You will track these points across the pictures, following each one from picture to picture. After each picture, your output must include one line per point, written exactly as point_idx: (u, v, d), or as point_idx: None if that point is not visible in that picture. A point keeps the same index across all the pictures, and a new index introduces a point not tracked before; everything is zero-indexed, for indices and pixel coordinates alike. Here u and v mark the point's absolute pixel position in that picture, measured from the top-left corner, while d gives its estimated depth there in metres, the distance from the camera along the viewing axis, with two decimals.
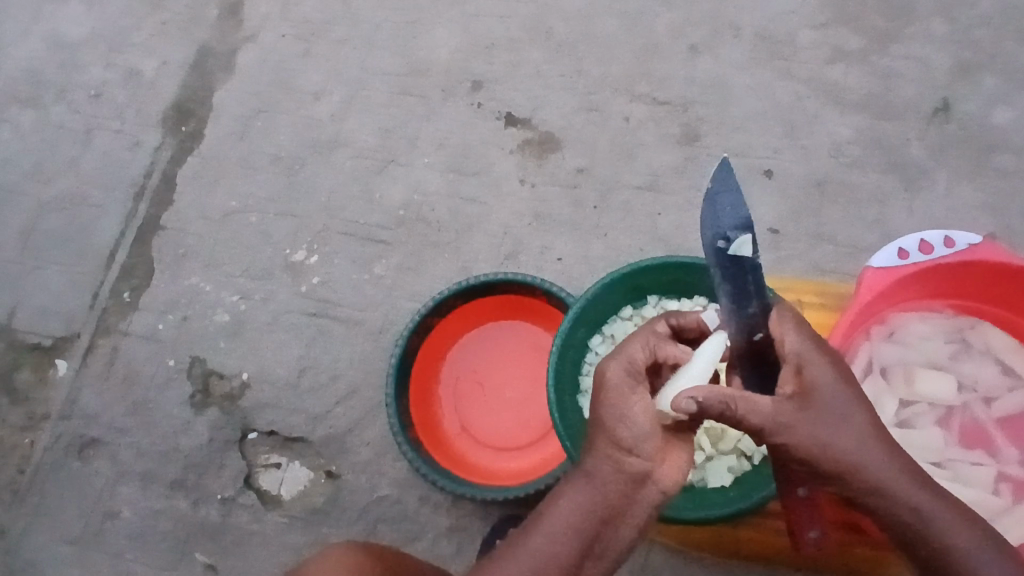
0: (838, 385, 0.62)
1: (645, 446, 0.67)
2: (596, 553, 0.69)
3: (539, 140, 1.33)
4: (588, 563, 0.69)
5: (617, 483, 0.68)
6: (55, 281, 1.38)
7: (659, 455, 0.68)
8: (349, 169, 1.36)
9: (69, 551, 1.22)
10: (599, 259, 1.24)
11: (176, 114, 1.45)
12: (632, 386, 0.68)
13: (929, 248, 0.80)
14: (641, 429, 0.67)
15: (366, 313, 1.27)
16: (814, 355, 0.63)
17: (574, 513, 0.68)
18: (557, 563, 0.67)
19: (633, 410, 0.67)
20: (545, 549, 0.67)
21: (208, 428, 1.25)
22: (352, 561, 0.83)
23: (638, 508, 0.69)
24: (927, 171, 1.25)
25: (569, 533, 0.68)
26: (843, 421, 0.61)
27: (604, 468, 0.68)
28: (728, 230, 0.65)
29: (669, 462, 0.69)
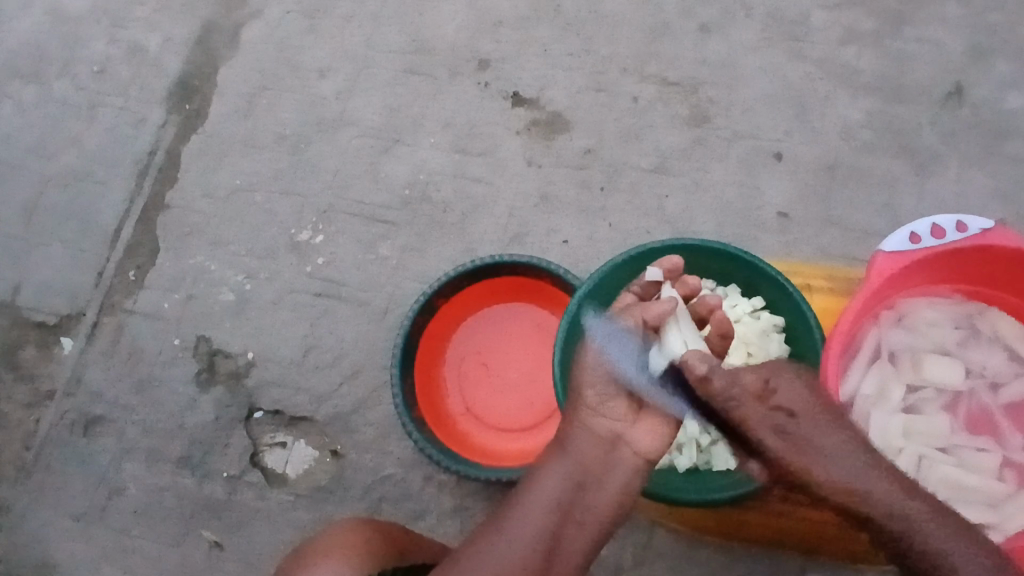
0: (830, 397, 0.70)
1: (614, 406, 0.78)
2: (579, 516, 0.74)
3: (546, 121, 1.32)
4: (571, 526, 0.74)
5: (592, 443, 0.77)
6: (58, 259, 1.38)
7: (629, 418, 0.78)
8: (354, 148, 1.35)
9: (75, 526, 1.23)
10: (605, 242, 1.24)
11: (180, 91, 1.44)
12: (602, 357, 0.79)
13: (941, 232, 0.79)
14: (612, 392, 0.78)
15: (371, 294, 1.27)
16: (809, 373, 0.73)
17: (554, 481, 0.75)
18: (534, 529, 0.72)
19: (606, 377, 0.78)
20: (528, 517, 0.73)
21: (213, 406, 1.25)
22: (356, 534, 0.86)
23: (616, 468, 0.76)
24: (939, 155, 1.23)
25: (551, 497, 0.74)
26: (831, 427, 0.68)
27: (580, 431, 0.77)
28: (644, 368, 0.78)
29: (642, 426, 0.78)
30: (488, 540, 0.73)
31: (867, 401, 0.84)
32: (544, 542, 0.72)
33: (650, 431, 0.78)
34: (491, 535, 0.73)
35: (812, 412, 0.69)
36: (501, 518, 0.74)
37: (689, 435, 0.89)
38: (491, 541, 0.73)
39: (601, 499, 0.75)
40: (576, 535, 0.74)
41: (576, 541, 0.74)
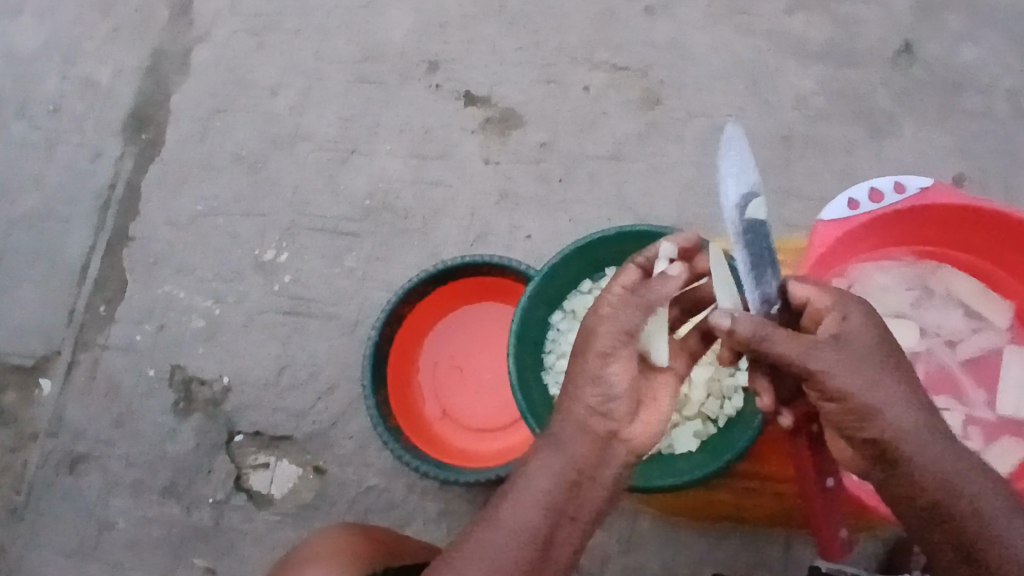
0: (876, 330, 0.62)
1: (617, 407, 0.68)
2: (573, 516, 0.66)
3: (500, 118, 1.31)
4: (565, 529, 0.65)
5: (588, 441, 0.67)
6: (30, 301, 1.38)
7: (628, 414, 0.68)
8: (312, 163, 1.35)
9: (67, 565, 1.23)
10: (567, 234, 1.23)
11: (135, 121, 1.43)
12: (607, 350, 0.67)
13: (880, 195, 0.79)
14: (615, 390, 0.67)
15: (340, 307, 1.27)
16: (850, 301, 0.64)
17: (545, 481, 0.65)
18: (530, 532, 0.63)
19: (611, 373, 0.67)
20: (519, 525, 0.63)
21: (193, 433, 1.25)
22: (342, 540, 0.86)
23: (609, 466, 0.68)
24: (893, 116, 1.22)
25: (546, 502, 0.64)
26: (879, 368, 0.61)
27: (576, 429, 0.67)
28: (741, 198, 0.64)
29: (640, 421, 0.69)
30: (475, 553, 0.62)
31: None
32: (537, 552, 0.63)
33: (646, 427, 0.70)
34: (479, 542, 0.63)
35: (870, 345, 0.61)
36: (487, 523, 0.64)
37: None
38: (478, 552, 0.62)
39: (596, 495, 0.67)
40: (570, 537, 0.65)
41: (568, 544, 0.65)
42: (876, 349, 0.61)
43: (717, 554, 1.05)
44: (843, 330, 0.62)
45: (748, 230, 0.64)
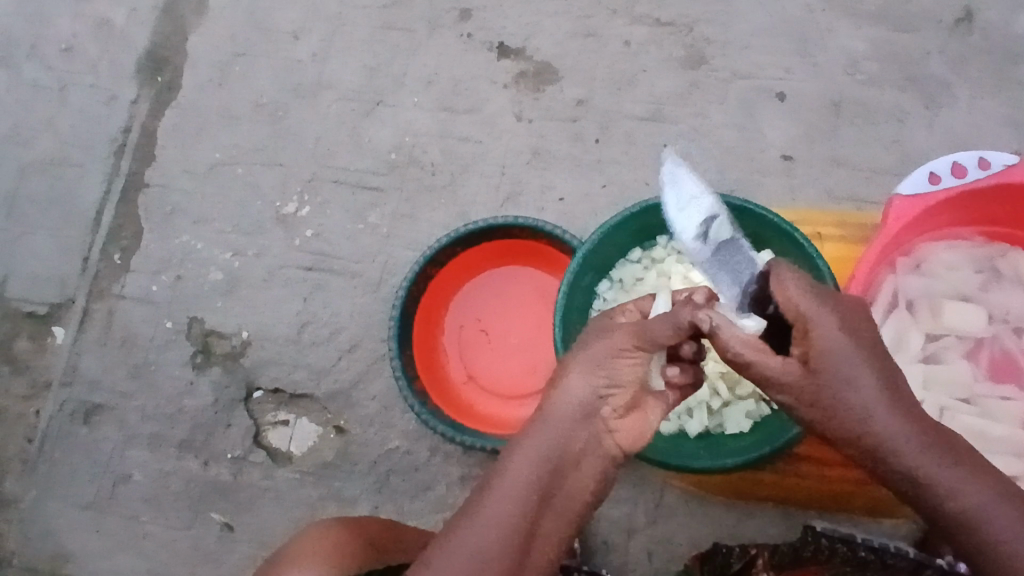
0: (849, 343, 0.63)
1: (617, 396, 0.67)
2: (555, 508, 0.64)
3: (534, 72, 1.25)
4: (546, 521, 0.63)
5: (581, 428, 0.66)
6: (43, 248, 1.34)
7: (621, 411, 0.68)
8: (335, 113, 1.29)
9: (85, 516, 1.22)
10: (602, 197, 1.18)
11: (150, 63, 1.37)
12: (624, 348, 0.67)
13: (962, 171, 0.80)
14: (619, 380, 0.67)
15: (363, 265, 1.23)
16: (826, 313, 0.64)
17: (531, 466, 0.63)
18: (516, 516, 0.61)
19: (621, 367, 0.67)
20: (505, 508, 0.61)
21: (211, 388, 1.23)
22: (333, 535, 0.84)
23: (594, 461, 0.66)
24: (947, 84, 1.17)
25: (532, 488, 0.63)
26: (853, 384, 0.62)
27: (573, 411, 0.66)
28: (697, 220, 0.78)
29: (630, 425, 0.68)
30: (458, 535, 0.61)
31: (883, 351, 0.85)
32: (520, 537, 0.61)
33: (636, 431, 0.69)
34: (464, 525, 0.61)
35: (843, 361, 0.62)
36: (474, 507, 0.62)
37: (701, 397, 0.91)
38: (463, 533, 0.61)
39: (574, 493, 0.65)
40: (550, 529, 0.63)
41: (548, 537, 0.63)
42: (843, 364, 0.62)
43: (746, 528, 1.04)
44: (811, 350, 0.64)
45: (715, 245, 0.77)
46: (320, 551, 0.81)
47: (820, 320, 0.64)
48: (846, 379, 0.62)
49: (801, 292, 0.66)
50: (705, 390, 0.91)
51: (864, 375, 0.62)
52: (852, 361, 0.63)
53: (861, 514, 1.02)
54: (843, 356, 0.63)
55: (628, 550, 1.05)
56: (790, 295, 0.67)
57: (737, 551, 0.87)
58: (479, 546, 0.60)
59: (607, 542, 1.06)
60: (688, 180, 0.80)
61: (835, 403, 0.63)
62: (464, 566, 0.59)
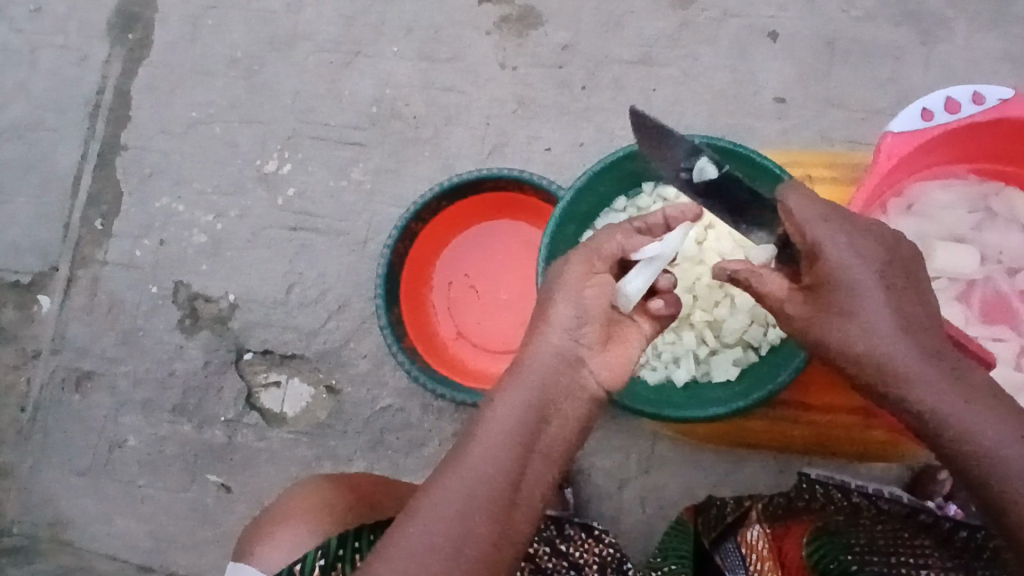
0: (860, 264, 0.61)
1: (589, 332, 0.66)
2: (543, 453, 0.61)
3: (517, 16, 1.20)
4: (532, 467, 0.60)
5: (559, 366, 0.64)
6: (22, 216, 1.31)
7: (599, 345, 0.67)
8: (312, 66, 1.25)
9: (82, 481, 1.23)
10: (590, 146, 1.15)
11: (119, 19, 1.32)
12: (583, 281, 0.67)
13: (956, 105, 0.77)
14: (589, 316, 0.66)
15: (348, 223, 1.20)
16: (837, 236, 0.62)
17: (512, 415, 0.61)
18: (503, 465, 0.59)
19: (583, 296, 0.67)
20: (488, 460, 0.59)
21: (201, 351, 1.22)
22: (323, 493, 0.85)
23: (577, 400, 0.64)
24: (946, 17, 1.12)
25: (515, 439, 0.60)
26: (863, 309, 0.60)
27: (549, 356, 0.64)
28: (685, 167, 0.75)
29: (611, 356, 0.67)
30: (434, 492, 0.58)
31: None
32: (507, 484, 0.58)
33: (618, 363, 0.68)
34: (441, 482, 0.58)
35: (850, 284, 0.61)
36: (449, 464, 0.59)
37: (688, 346, 0.90)
38: (440, 491, 0.58)
39: (560, 434, 0.63)
40: (538, 474, 0.61)
41: (539, 482, 0.61)
42: (853, 287, 0.60)
43: (738, 476, 1.04)
44: (819, 274, 0.62)
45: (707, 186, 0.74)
46: (307, 511, 0.81)
47: (826, 241, 0.62)
48: (857, 304, 0.60)
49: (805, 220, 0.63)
50: (693, 338, 0.90)
51: (876, 299, 0.60)
52: (867, 288, 0.60)
53: (850, 460, 1.02)
54: (854, 283, 0.60)
55: (621, 499, 1.06)
56: (798, 215, 0.64)
57: (731, 504, 0.87)
58: (464, 501, 0.57)
59: (600, 492, 1.07)
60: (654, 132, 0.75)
61: (844, 328, 0.61)
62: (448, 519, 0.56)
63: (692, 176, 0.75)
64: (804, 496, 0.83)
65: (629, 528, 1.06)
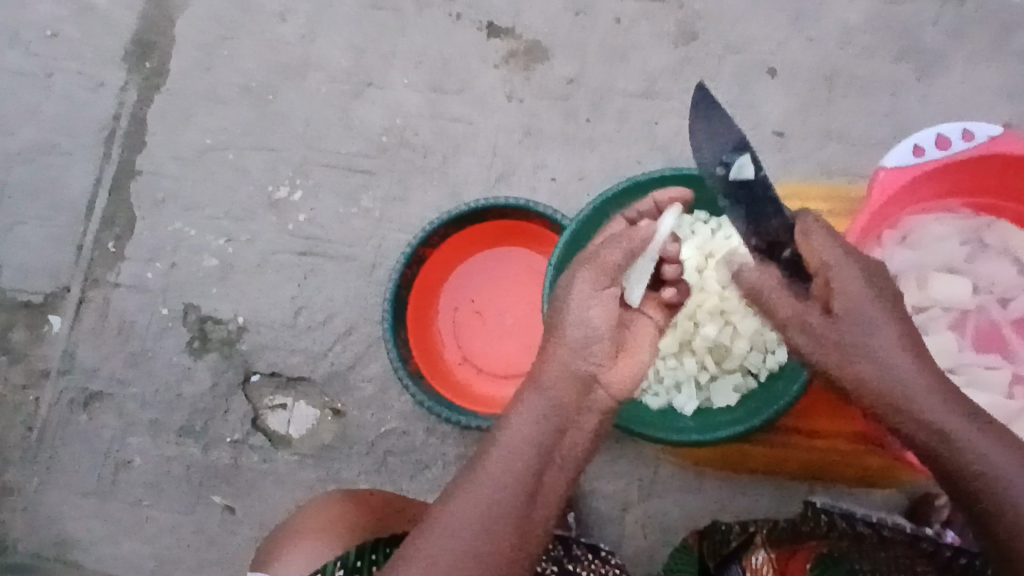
0: (870, 292, 0.64)
1: (598, 349, 0.68)
2: (558, 461, 0.63)
3: (524, 50, 1.24)
4: (549, 476, 0.63)
5: (571, 380, 0.66)
6: (36, 238, 1.34)
7: (608, 359, 0.69)
8: (324, 96, 1.28)
9: (87, 501, 1.24)
10: (594, 176, 1.19)
11: (137, 48, 1.36)
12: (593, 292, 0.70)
13: (946, 142, 0.80)
14: (598, 329, 0.69)
15: (356, 248, 1.23)
16: (849, 265, 0.65)
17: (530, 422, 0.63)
18: (524, 473, 0.61)
19: (588, 312, 0.69)
20: (507, 461, 0.61)
21: (209, 373, 1.23)
22: (337, 508, 0.87)
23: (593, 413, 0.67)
24: (939, 55, 1.16)
25: (524, 456, 0.62)
26: (872, 335, 0.63)
27: (561, 373, 0.66)
28: (724, 158, 0.72)
29: (619, 362, 0.69)
30: (461, 492, 0.60)
31: None
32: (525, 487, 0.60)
33: (627, 372, 0.69)
34: (466, 484, 0.61)
35: (861, 311, 0.63)
36: (472, 467, 0.62)
37: (689, 371, 0.91)
38: (453, 505, 0.59)
39: (562, 447, 0.64)
40: (556, 483, 0.63)
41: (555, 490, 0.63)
42: (865, 308, 0.63)
43: (739, 502, 1.06)
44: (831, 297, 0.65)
45: (738, 189, 0.72)
46: (318, 527, 0.84)
47: (841, 268, 0.65)
48: (863, 326, 0.63)
49: (825, 245, 0.66)
50: (693, 364, 0.91)
51: (885, 325, 0.63)
52: (871, 312, 0.63)
53: (847, 486, 1.03)
54: (863, 307, 0.63)
55: (623, 524, 1.07)
56: (814, 242, 0.67)
57: (736, 529, 0.86)
58: (484, 505, 0.59)
59: (602, 517, 1.07)
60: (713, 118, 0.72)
61: (850, 347, 0.63)
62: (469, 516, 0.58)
63: (728, 172, 0.72)
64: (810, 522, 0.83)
65: (631, 554, 1.06)
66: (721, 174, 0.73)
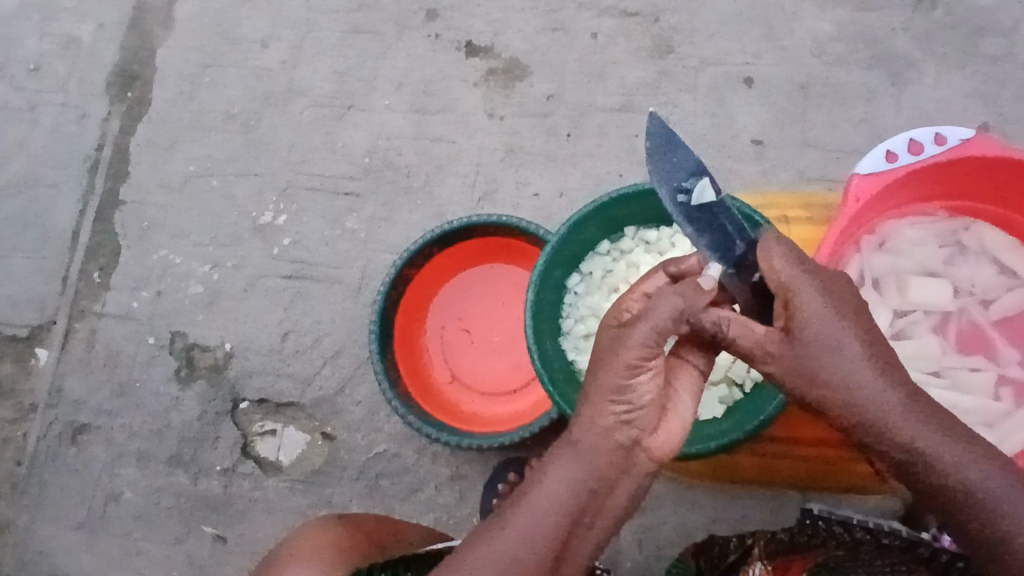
0: (830, 311, 0.60)
1: (643, 418, 0.61)
2: (586, 524, 0.61)
3: (504, 69, 1.25)
4: (578, 537, 0.61)
5: (608, 449, 0.61)
6: (21, 271, 1.34)
7: (653, 423, 0.62)
8: (307, 120, 1.29)
9: (76, 536, 1.22)
10: (577, 191, 1.19)
11: (120, 79, 1.37)
12: (639, 362, 0.60)
13: (918, 147, 0.80)
14: (640, 400, 0.61)
15: (342, 271, 1.23)
16: (808, 283, 0.61)
17: (561, 490, 0.60)
18: (547, 541, 0.59)
19: (635, 382, 0.60)
20: (531, 527, 0.59)
21: (197, 401, 1.22)
22: (331, 530, 0.86)
23: (630, 477, 0.62)
24: (913, 61, 1.18)
25: (550, 523, 0.59)
26: (837, 353, 0.60)
27: (595, 438, 0.61)
28: (683, 184, 0.64)
29: (663, 426, 0.63)
30: (481, 555, 0.59)
31: None
32: (548, 554, 0.59)
33: (672, 433, 0.63)
34: (487, 544, 0.60)
35: (827, 330, 0.60)
36: (495, 526, 0.61)
37: None
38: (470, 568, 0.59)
39: (593, 508, 0.61)
40: (583, 543, 0.62)
41: (581, 549, 0.62)
42: (829, 325, 0.60)
43: (733, 513, 1.05)
44: (793, 319, 0.60)
45: (703, 216, 0.63)
46: (314, 548, 0.82)
47: (800, 288, 0.61)
48: (830, 345, 0.60)
49: (788, 267, 0.61)
50: None
51: (848, 343, 0.60)
52: (835, 327, 0.60)
53: (836, 493, 1.03)
54: (825, 327, 0.60)
55: (619, 541, 1.06)
56: (776, 263, 0.62)
57: (733, 542, 0.86)
58: (503, 567, 0.59)
59: None
60: (673, 145, 0.64)
61: (821, 370, 0.60)
62: None
63: (690, 200, 0.64)
64: (806, 531, 0.81)
65: (628, 570, 1.05)
66: (682, 203, 0.64)
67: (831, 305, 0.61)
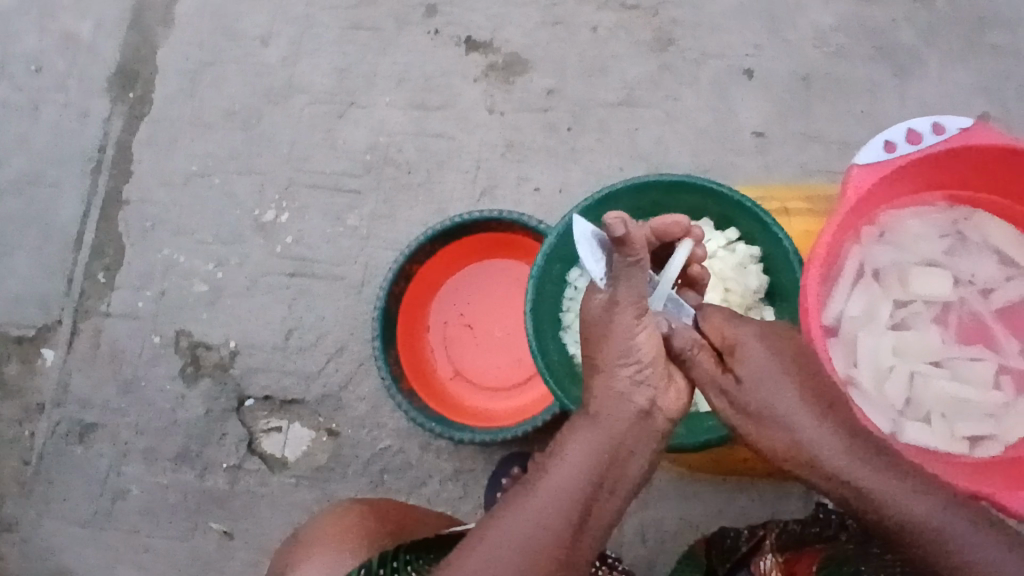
0: (772, 355, 0.66)
1: (653, 376, 0.66)
2: (612, 485, 0.61)
3: (504, 64, 1.25)
4: (605, 498, 0.61)
5: (627, 408, 0.65)
6: (25, 270, 1.34)
7: (663, 384, 0.67)
8: (308, 118, 1.29)
9: (84, 533, 1.23)
10: (578, 186, 1.19)
11: (121, 78, 1.37)
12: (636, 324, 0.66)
13: (918, 137, 0.79)
14: (644, 358, 0.66)
15: (345, 268, 1.23)
16: (753, 333, 0.68)
17: (587, 447, 0.62)
18: (578, 497, 0.59)
19: (635, 342, 0.66)
20: (562, 481, 0.59)
21: (202, 399, 1.23)
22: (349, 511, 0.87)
23: (648, 439, 0.65)
24: (915, 52, 1.17)
25: (579, 478, 0.59)
26: (779, 395, 0.64)
27: (609, 403, 0.65)
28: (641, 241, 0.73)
29: (670, 390, 0.68)
30: (508, 514, 0.57)
31: (853, 323, 0.86)
32: (580, 509, 0.58)
33: (675, 401, 0.68)
34: (513, 503, 0.58)
35: (766, 371, 0.66)
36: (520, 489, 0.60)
37: None
38: (498, 528, 0.57)
39: (619, 466, 0.62)
40: (608, 508, 0.61)
41: (607, 514, 0.60)
42: (769, 369, 0.65)
43: (736, 506, 1.05)
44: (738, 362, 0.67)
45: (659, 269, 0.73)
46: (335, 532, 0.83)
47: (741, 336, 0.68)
48: (768, 391, 0.65)
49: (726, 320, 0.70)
50: None
51: (788, 387, 0.64)
52: (774, 371, 0.65)
53: None
54: (764, 371, 0.66)
55: (621, 536, 1.07)
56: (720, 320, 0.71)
57: (744, 534, 0.87)
58: (534, 525, 0.56)
59: None
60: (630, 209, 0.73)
61: (764, 407, 0.65)
62: (522, 538, 0.56)
63: None
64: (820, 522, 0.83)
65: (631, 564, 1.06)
66: None
67: (770, 351, 0.67)
